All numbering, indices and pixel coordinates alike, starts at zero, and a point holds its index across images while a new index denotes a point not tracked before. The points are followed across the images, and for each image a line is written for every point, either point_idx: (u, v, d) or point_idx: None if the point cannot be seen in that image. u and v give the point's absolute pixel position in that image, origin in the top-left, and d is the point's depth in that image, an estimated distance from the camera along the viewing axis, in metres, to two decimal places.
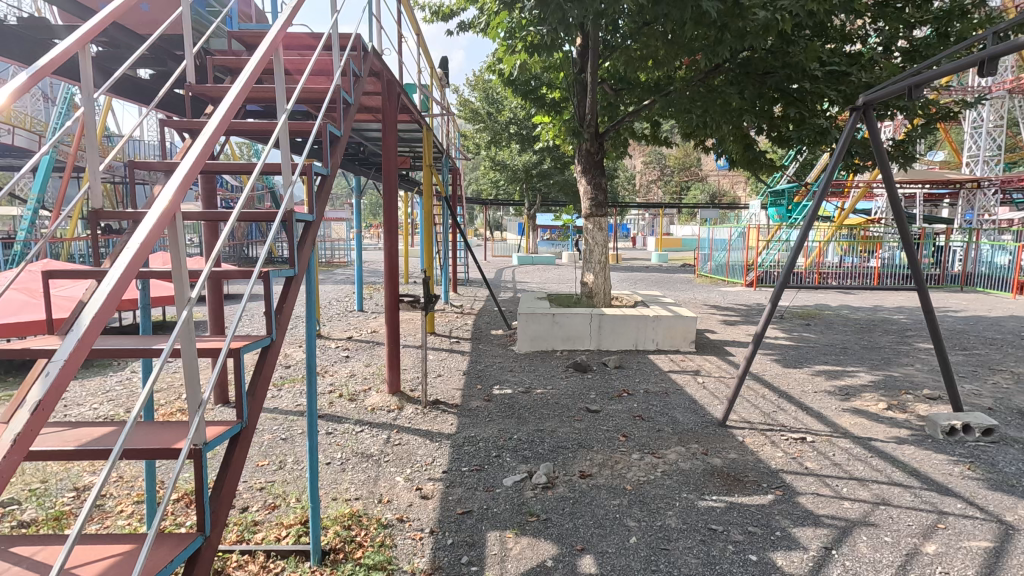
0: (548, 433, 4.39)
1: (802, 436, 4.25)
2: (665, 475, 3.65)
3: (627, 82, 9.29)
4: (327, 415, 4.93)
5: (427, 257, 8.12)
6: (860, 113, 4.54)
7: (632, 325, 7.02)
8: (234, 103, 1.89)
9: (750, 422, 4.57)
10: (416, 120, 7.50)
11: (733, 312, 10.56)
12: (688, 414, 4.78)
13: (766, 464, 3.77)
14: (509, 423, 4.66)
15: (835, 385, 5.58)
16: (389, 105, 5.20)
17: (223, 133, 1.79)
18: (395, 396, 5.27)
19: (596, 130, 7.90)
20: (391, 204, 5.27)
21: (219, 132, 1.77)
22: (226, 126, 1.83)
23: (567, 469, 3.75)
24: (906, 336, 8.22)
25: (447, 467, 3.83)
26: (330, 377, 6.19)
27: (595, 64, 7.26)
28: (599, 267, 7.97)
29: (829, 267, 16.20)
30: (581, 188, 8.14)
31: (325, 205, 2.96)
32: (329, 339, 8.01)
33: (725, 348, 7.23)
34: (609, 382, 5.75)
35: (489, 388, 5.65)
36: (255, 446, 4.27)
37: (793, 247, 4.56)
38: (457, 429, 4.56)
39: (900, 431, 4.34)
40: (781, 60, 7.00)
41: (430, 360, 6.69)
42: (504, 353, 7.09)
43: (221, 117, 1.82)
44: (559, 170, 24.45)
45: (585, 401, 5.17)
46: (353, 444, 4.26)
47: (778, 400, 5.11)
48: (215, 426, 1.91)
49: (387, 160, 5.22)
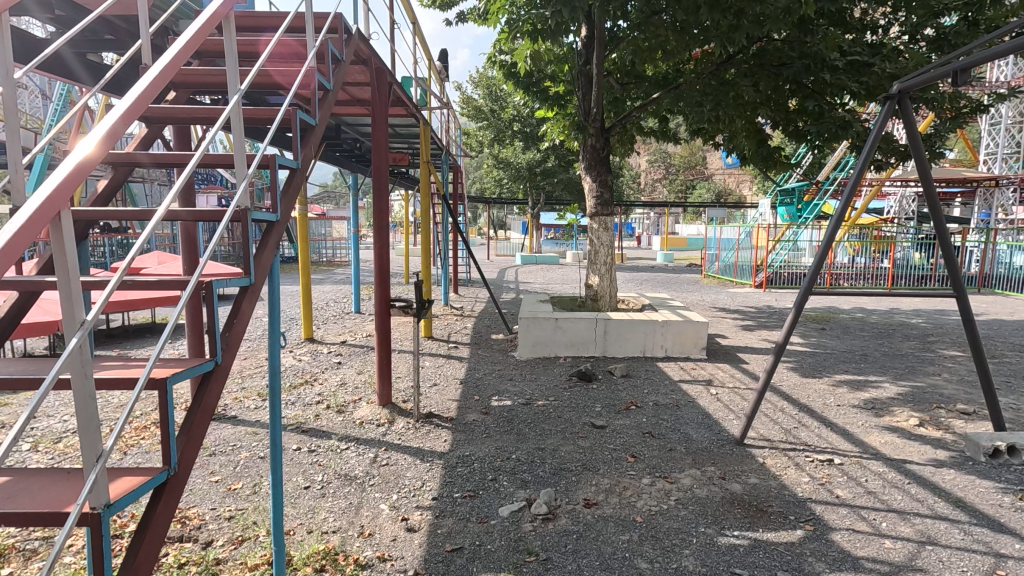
0: (549, 453, 4.02)
1: (830, 457, 3.87)
2: (679, 504, 3.27)
3: (634, 75, 8.88)
4: (312, 429, 4.57)
5: (424, 258, 7.76)
6: (894, 102, 4.10)
7: (640, 331, 6.64)
8: (147, 88, 1.59)
9: (770, 440, 4.19)
10: (413, 114, 7.14)
11: (744, 315, 10.16)
12: (702, 430, 4.40)
13: (792, 491, 3.39)
14: (508, 440, 4.29)
15: (860, 398, 5.19)
16: (380, 96, 4.83)
17: (124, 123, 1.50)
18: (385, 409, 4.91)
19: (602, 125, 7.52)
20: (382, 201, 4.91)
21: (117, 123, 1.48)
22: (138, 110, 1.54)
23: (570, 496, 3.37)
24: (929, 342, 7.81)
25: (438, 493, 3.46)
26: (319, 386, 5.84)
27: (601, 55, 6.86)
28: (604, 268, 7.58)
29: (841, 268, 15.77)
30: (586, 186, 7.78)
31: (293, 204, 2.61)
32: (322, 344, 7.66)
33: (738, 355, 6.83)
34: (616, 393, 5.37)
35: (487, 399, 5.28)
36: (230, 465, 3.92)
37: (818, 251, 4.15)
38: (451, 446, 4.19)
39: (938, 452, 3.95)
40: (799, 50, 6.59)
41: (425, 368, 6.33)
42: (504, 360, 6.72)
43: (134, 100, 1.54)
44: (564, 168, 24.09)
45: (590, 414, 4.79)
46: (336, 464, 3.90)
47: (799, 416, 4.72)
48: (133, 475, 1.57)
49: (377, 155, 4.86)
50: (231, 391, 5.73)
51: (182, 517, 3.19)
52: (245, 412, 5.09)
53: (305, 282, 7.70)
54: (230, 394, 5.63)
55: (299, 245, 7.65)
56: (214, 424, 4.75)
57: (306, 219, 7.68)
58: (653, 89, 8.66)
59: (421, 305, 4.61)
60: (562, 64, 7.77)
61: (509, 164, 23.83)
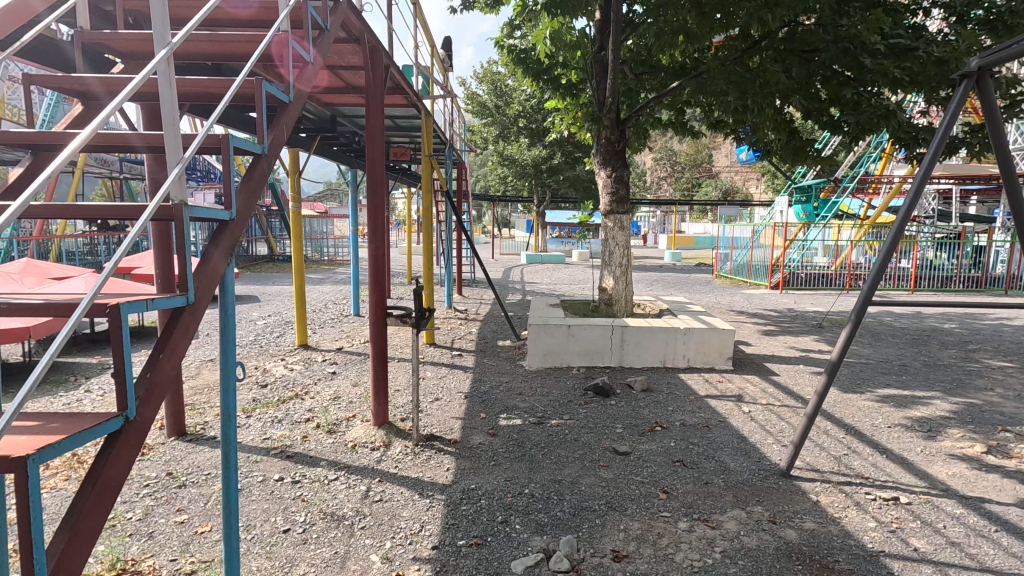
0: (568, 486, 3.50)
1: (895, 494, 3.33)
2: (726, 558, 2.73)
3: (649, 65, 8.37)
4: (298, 454, 4.06)
5: (425, 259, 7.24)
6: (972, 81, 3.51)
7: (660, 339, 6.11)
8: None
9: (820, 472, 3.65)
10: (413, 103, 6.60)
11: (764, 319, 9.61)
12: (740, 459, 3.87)
13: (859, 542, 2.85)
14: (520, 469, 3.77)
15: (911, 418, 4.64)
16: (374, 78, 4.30)
17: None
18: (380, 430, 4.39)
19: (617, 117, 7.00)
20: (378, 195, 4.36)
21: None
22: None
23: (596, 545, 2.86)
24: (969, 349, 7.25)
25: (438, 540, 2.95)
26: (311, 400, 5.33)
27: (617, 39, 6.33)
28: (619, 270, 7.05)
29: (860, 269, 15.19)
30: (599, 182, 7.27)
31: (255, 195, 2.18)
32: (317, 351, 7.14)
33: (766, 366, 6.29)
34: (637, 411, 4.84)
35: (494, 418, 4.76)
36: (199, 501, 3.40)
37: (879, 254, 3.60)
38: (454, 478, 3.67)
39: (1018, 489, 3.41)
40: (834, 34, 6.03)
41: (426, 379, 5.82)
42: (512, 370, 6.21)
43: None
44: (570, 165, 23.10)
45: (610, 438, 4.26)
46: (322, 501, 3.38)
47: (847, 441, 4.17)
48: None
49: (371, 143, 4.30)
50: (214, 405, 5.22)
51: (133, 572, 2.68)
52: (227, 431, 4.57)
53: (299, 283, 7.19)
54: (213, 408, 5.13)
55: (291, 244, 7.13)
56: (190, 447, 4.25)
57: (299, 216, 7.16)
58: (670, 79, 8.13)
59: (421, 312, 4.09)
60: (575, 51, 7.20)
61: (514, 161, 23.39)
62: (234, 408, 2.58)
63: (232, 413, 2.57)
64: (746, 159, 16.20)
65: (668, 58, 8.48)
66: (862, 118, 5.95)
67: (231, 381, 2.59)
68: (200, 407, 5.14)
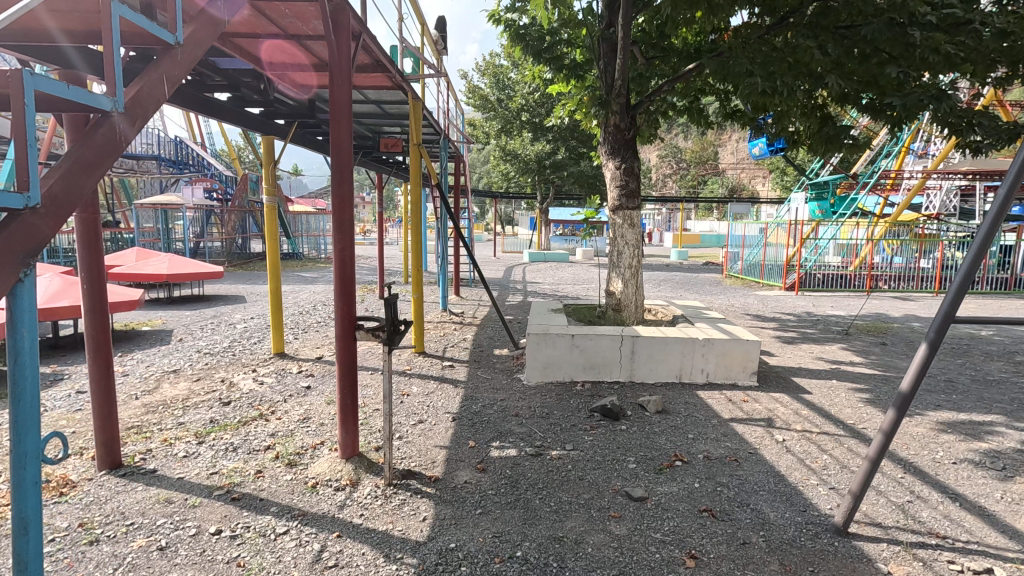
0: (571, 548, 2.79)
1: (989, 565, 2.63)
2: None
3: (662, 48, 7.67)
4: (246, 497, 3.38)
5: (413, 260, 6.56)
6: None
7: (676, 351, 5.41)
8: None
9: (885, 529, 2.94)
10: (399, 85, 5.90)
11: (784, 325, 8.87)
12: (782, 508, 3.16)
13: None
14: (511, 521, 3.06)
15: (979, 452, 3.92)
16: (338, 44, 3.58)
17: None
18: (348, 464, 3.71)
19: (627, 102, 6.30)
20: (346, 181, 3.60)
21: None
22: None
23: None
24: (1018, 362, 6.52)
25: None
26: (276, 422, 4.66)
27: (628, 14, 5.63)
28: (628, 272, 6.35)
29: (881, 269, 14.36)
30: (606, 174, 6.56)
31: (83, 166, 1.99)
32: (294, 361, 6.45)
33: (795, 381, 5.57)
34: (652, 441, 4.13)
35: (485, 447, 4.07)
36: (108, 566, 2.71)
37: (966, 255, 2.86)
38: (431, 533, 2.98)
39: None
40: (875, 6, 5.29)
41: (410, 397, 5.14)
42: (507, 385, 5.52)
43: None
44: (574, 160, 22.33)
45: (621, 476, 3.55)
46: (261, 568, 2.69)
47: (908, 482, 3.46)
48: None
49: (335, 120, 3.55)
50: (164, 428, 4.54)
51: None
52: (169, 463, 3.87)
53: (274, 286, 6.51)
54: (162, 432, 4.44)
55: (265, 242, 6.44)
56: (119, 485, 3.56)
57: (274, 211, 6.48)
58: (686, 61, 7.40)
59: (393, 323, 3.39)
60: (581, 29, 6.48)
61: (517, 156, 22.67)
62: (31, 519, 2.18)
63: (27, 526, 2.17)
64: (760, 154, 15.53)
65: (683, 39, 7.78)
66: (908, 100, 5.16)
67: (30, 476, 2.14)
68: (147, 431, 4.45)
